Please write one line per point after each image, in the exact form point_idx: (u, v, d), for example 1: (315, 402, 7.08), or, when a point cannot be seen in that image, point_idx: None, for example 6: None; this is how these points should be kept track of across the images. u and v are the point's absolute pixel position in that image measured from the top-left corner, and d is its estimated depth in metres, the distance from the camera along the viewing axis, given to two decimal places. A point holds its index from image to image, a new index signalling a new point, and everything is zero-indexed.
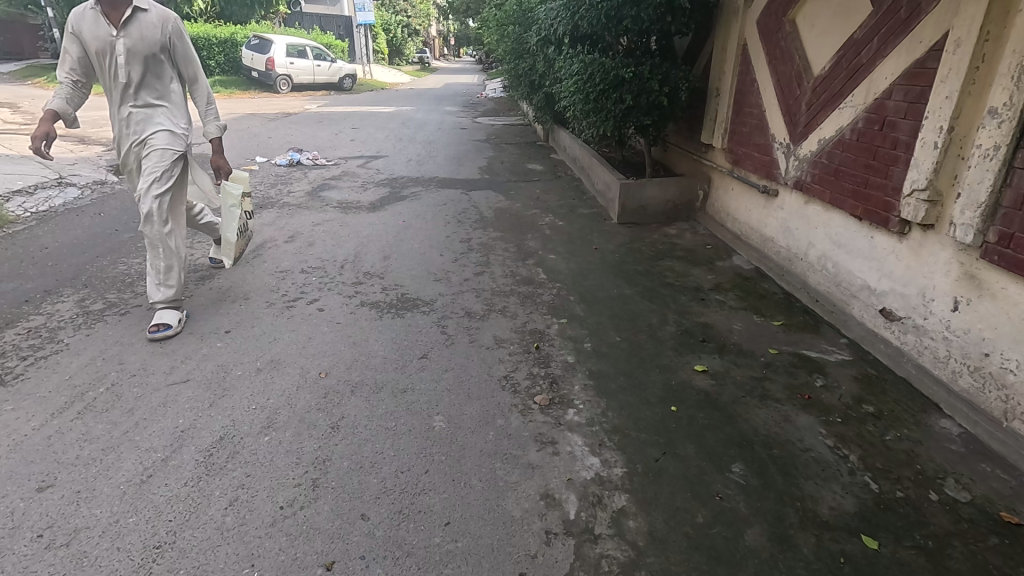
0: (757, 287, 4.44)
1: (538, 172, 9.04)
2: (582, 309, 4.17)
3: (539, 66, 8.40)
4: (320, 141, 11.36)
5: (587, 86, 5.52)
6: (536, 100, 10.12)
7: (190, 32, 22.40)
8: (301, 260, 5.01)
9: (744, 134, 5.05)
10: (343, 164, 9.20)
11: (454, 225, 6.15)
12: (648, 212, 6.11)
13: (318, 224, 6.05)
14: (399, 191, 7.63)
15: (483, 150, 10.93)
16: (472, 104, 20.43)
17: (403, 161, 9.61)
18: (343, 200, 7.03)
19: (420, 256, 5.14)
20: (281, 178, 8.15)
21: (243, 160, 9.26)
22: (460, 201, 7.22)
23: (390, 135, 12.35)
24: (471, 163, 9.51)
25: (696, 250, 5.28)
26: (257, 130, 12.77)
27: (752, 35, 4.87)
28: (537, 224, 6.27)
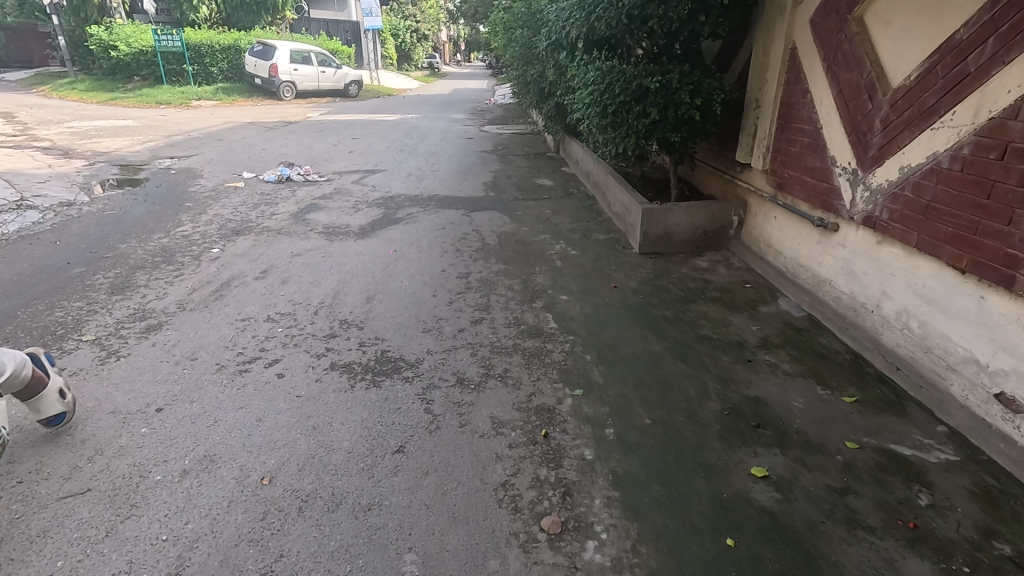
0: (816, 344, 3.63)
1: (548, 188, 8.27)
2: (601, 374, 3.39)
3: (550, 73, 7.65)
4: (316, 153, 10.70)
5: (605, 98, 4.74)
6: (546, 109, 9.35)
7: (193, 39, 21.98)
8: (269, 303, 4.28)
9: (793, 153, 4.25)
10: (336, 179, 8.51)
11: (451, 255, 5.40)
12: (674, 241, 5.31)
13: (297, 254, 5.34)
14: (394, 211, 6.91)
15: (489, 162, 10.19)
16: (480, 112, 19.79)
17: (402, 176, 8.90)
18: (330, 224, 6.32)
19: (409, 298, 4.39)
20: (267, 196, 7.47)
21: (229, 175, 8.60)
22: (460, 224, 6.47)
23: (392, 146, 11.69)
24: (475, 178, 8.78)
25: (733, 290, 4.48)
26: (252, 141, 12.16)
27: (804, 36, 4.08)
28: (546, 254, 5.50)
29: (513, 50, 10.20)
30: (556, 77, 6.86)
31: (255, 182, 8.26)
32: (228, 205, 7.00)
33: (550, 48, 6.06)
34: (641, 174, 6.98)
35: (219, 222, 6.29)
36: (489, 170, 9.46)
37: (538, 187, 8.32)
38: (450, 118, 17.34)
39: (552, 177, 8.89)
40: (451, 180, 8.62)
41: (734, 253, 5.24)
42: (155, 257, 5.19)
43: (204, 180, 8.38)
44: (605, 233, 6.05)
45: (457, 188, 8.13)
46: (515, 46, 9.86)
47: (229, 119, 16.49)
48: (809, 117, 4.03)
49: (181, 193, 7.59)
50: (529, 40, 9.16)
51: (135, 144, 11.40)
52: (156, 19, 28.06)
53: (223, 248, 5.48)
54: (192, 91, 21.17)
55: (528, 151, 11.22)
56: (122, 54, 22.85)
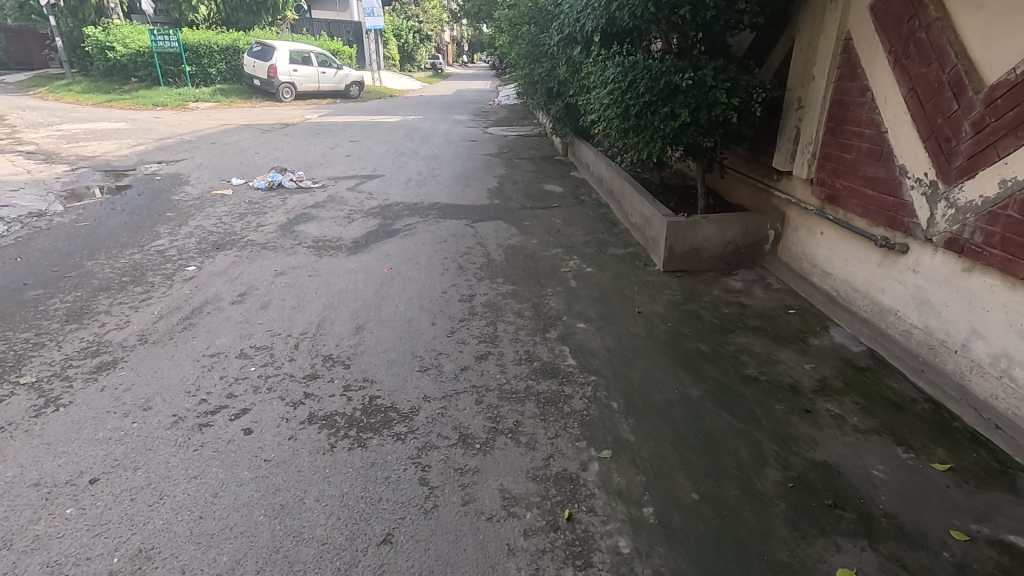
0: (885, 388, 3.06)
1: (557, 195, 7.69)
2: (631, 429, 2.82)
3: (560, 71, 7.10)
4: (311, 157, 10.15)
5: (627, 98, 4.19)
6: (555, 109, 8.76)
7: (190, 39, 21.51)
8: (244, 334, 3.73)
9: (846, 161, 3.68)
10: (331, 186, 7.97)
11: (453, 273, 4.85)
12: (702, 258, 4.75)
13: (281, 272, 4.79)
14: (391, 222, 6.36)
15: (494, 166, 9.62)
16: (484, 113, 19.28)
17: (401, 182, 8.36)
18: (322, 236, 5.77)
19: (404, 327, 3.84)
20: (255, 205, 6.93)
21: (217, 182, 8.06)
22: (464, 236, 5.91)
23: (391, 149, 11.16)
24: (479, 184, 8.22)
25: (775, 317, 3.92)
26: (246, 144, 11.65)
27: (863, 26, 3.50)
28: (558, 271, 4.94)
29: (519, 48, 9.62)
30: (569, 77, 6.31)
31: (244, 189, 7.72)
32: (211, 215, 6.46)
33: (563, 43, 5.50)
34: (659, 182, 6.41)
35: (200, 235, 5.75)
36: (494, 175, 8.90)
37: (546, 193, 7.76)
38: (453, 119, 16.79)
39: (562, 183, 8.33)
40: (454, 187, 8.07)
41: (770, 271, 4.67)
42: (122, 276, 4.65)
43: (190, 187, 7.84)
44: (623, 246, 5.49)
45: (460, 195, 7.57)
46: (522, 43, 9.28)
47: (224, 121, 15.97)
48: (869, 119, 3.47)
49: (163, 202, 7.05)
50: (537, 36, 8.58)
51: (123, 148, 10.90)
52: (155, 19, 27.60)
53: (200, 265, 4.94)
54: (189, 93, 20.69)
55: (534, 155, 10.65)
56: (119, 55, 22.39)
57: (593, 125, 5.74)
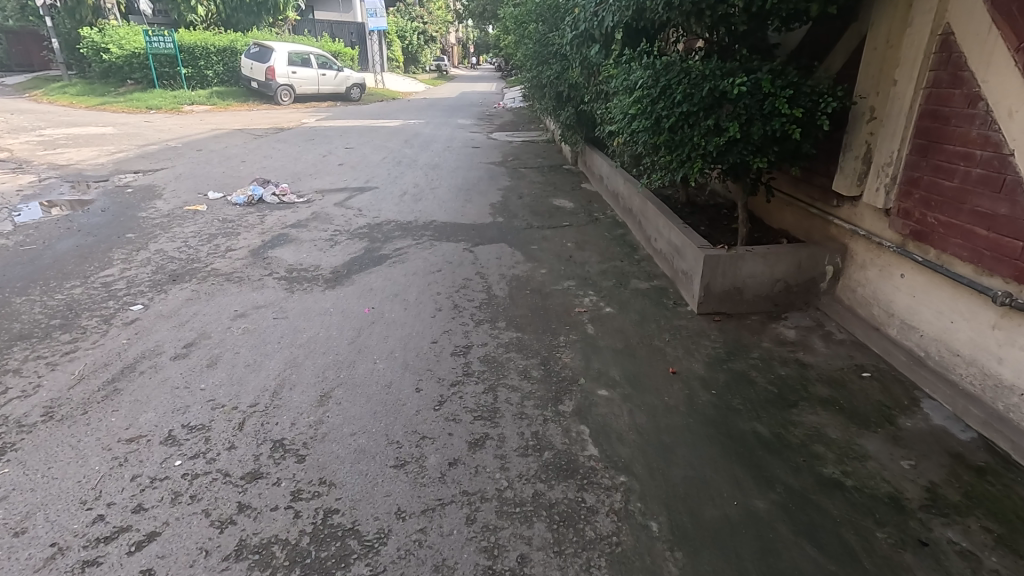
0: (1021, 505, 2.26)
1: (567, 211, 6.91)
2: (680, 571, 2.04)
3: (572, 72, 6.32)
4: (300, 166, 9.41)
5: (659, 107, 3.40)
6: (564, 115, 7.98)
7: (186, 40, 20.90)
8: (180, 405, 2.97)
9: (945, 189, 2.89)
10: (317, 200, 7.22)
11: (447, 314, 4.08)
12: (744, 297, 3.95)
13: (242, 313, 4.03)
14: (379, 245, 5.59)
15: (497, 177, 8.84)
16: (489, 115, 18.54)
17: (395, 195, 7.60)
18: (296, 264, 5.00)
19: (381, 396, 3.06)
20: (228, 223, 6.19)
21: (193, 195, 7.33)
22: (461, 263, 5.13)
23: (388, 157, 10.42)
24: (481, 199, 7.45)
25: (847, 383, 3.11)
26: (234, 151, 10.94)
27: (972, 16, 2.71)
28: (572, 312, 4.16)
29: (526, 49, 8.87)
30: (583, 82, 5.56)
31: (220, 204, 6.98)
32: (177, 237, 5.72)
33: (578, 43, 4.72)
34: (686, 200, 5.62)
35: (157, 263, 5.00)
36: (497, 188, 8.13)
37: (555, 210, 6.97)
38: (455, 124, 16.04)
39: (572, 197, 7.55)
40: (453, 201, 7.30)
41: (828, 315, 3.87)
42: (51, 318, 3.90)
43: (162, 201, 7.11)
44: (646, 279, 4.70)
45: (458, 212, 6.80)
46: (529, 43, 8.51)
47: (217, 126, 15.29)
48: (982, 136, 2.67)
49: (127, 219, 6.32)
50: (546, 34, 7.83)
51: (102, 155, 10.21)
52: (153, 20, 27.02)
53: (148, 302, 4.19)
54: (185, 96, 20.05)
55: (541, 164, 9.87)
56: (113, 57, 21.81)
57: (611, 136, 4.96)
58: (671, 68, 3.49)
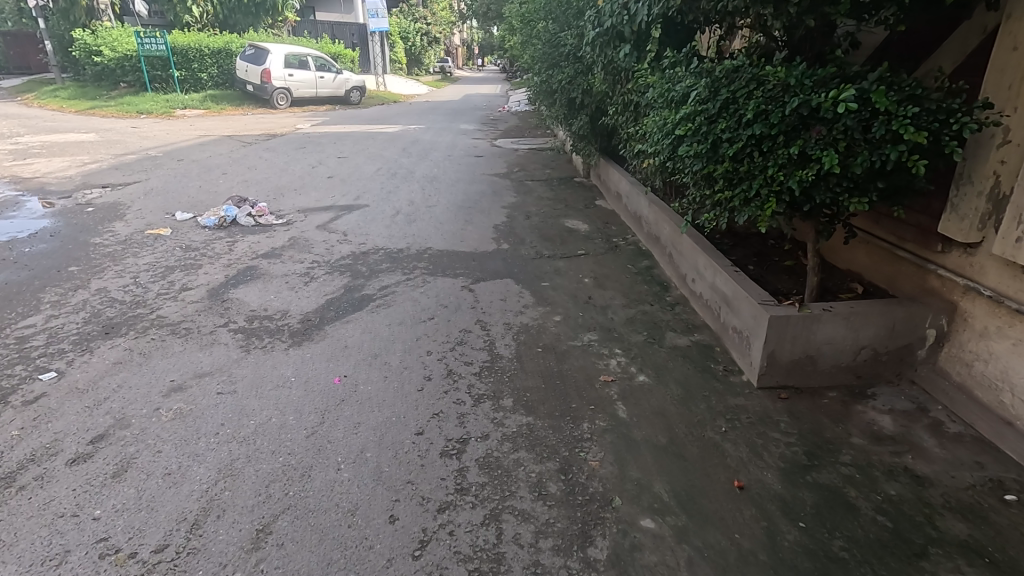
0: None
1: (581, 235, 6.05)
2: None
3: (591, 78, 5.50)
4: (286, 179, 8.58)
5: (720, 130, 2.58)
6: (577, 124, 7.13)
7: (180, 42, 20.15)
8: (57, 550, 2.12)
9: None
10: (298, 222, 6.37)
11: (437, 386, 3.23)
12: (818, 368, 3.09)
13: (179, 384, 3.19)
14: (362, 281, 4.74)
15: (502, 193, 7.98)
16: (493, 120, 17.75)
17: (387, 215, 6.76)
18: (260, 310, 4.16)
19: (341, 531, 2.22)
20: (191, 253, 5.36)
21: (159, 215, 6.51)
22: (458, 306, 4.28)
23: (383, 168, 9.61)
24: (483, 220, 6.60)
25: (987, 515, 2.25)
26: (218, 161, 10.13)
27: None
28: (595, 383, 3.30)
29: (535, 50, 8.03)
30: (607, 90, 4.72)
31: (186, 226, 6.15)
32: (127, 270, 4.89)
33: (604, 43, 3.88)
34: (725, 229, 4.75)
35: (94, 308, 4.17)
36: (502, 206, 7.27)
37: (568, 234, 6.10)
38: (457, 130, 15.19)
39: (585, 218, 6.69)
40: (452, 223, 6.45)
41: (929, 394, 3.00)
42: None
43: (122, 222, 6.28)
44: (683, 332, 3.84)
45: (457, 237, 5.94)
46: (538, 43, 7.67)
47: (206, 132, 14.50)
48: None
49: (77, 247, 5.49)
50: (557, 35, 6.99)
51: (72, 166, 9.38)
52: (148, 21, 26.32)
53: (64, 368, 3.35)
54: (177, 99, 19.30)
55: (550, 177, 9.00)
56: (106, 58, 21.08)
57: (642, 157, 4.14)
58: (735, 77, 2.66)
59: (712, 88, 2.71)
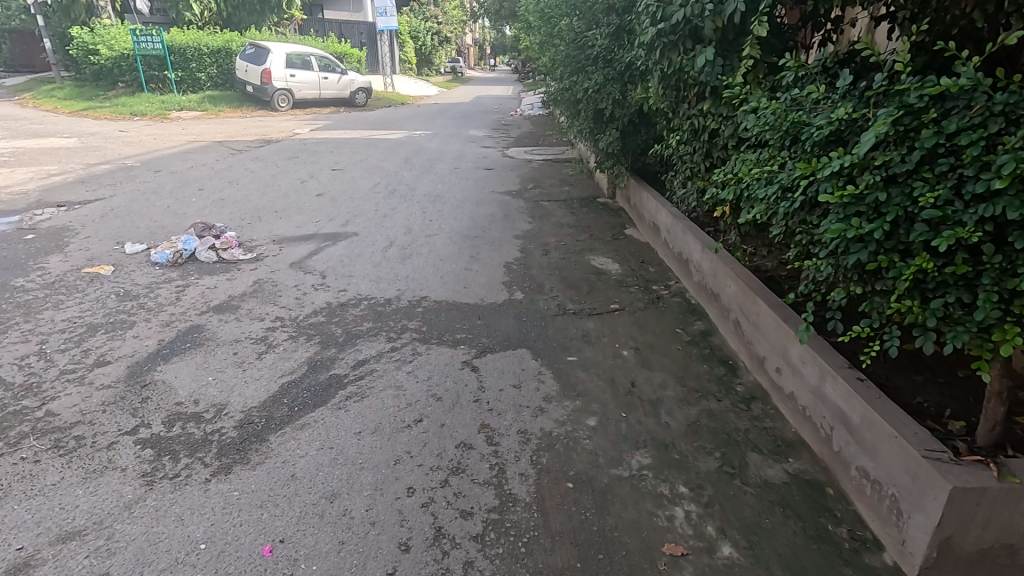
0: None
1: (611, 281, 4.92)
2: None
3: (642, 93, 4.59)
4: (268, 198, 7.52)
5: (929, 196, 1.79)
6: (604, 139, 6.01)
7: (179, 41, 19.27)
8: None
9: None
10: (269, 258, 5.29)
11: (416, 566, 2.12)
12: (1017, 561, 1.96)
13: (25, 560, 2.11)
14: (332, 353, 3.64)
15: (514, 218, 6.86)
16: (505, 124, 16.72)
17: (378, 248, 5.67)
18: (187, 403, 3.07)
19: None
20: (127, 303, 4.29)
21: (107, 247, 5.47)
22: (456, 399, 3.16)
23: (381, 183, 8.56)
24: (492, 256, 5.48)
25: None
26: (199, 173, 9.11)
27: None
28: (657, 559, 2.17)
29: (553, 57, 7.01)
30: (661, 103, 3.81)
31: (134, 263, 5.09)
32: (36, 332, 3.83)
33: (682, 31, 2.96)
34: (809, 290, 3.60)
35: None
36: (514, 236, 6.15)
37: (595, 279, 4.96)
38: (466, 136, 14.10)
39: (614, 256, 5.56)
40: (453, 260, 5.34)
41: None
42: None
43: (60, 256, 5.24)
44: (773, 456, 2.70)
45: (460, 281, 4.85)
46: (556, 48, 6.66)
47: (197, 137, 13.52)
48: None
49: None
50: (580, 33, 5.95)
51: (33, 179, 8.38)
52: (150, 19, 25.61)
53: None
54: (174, 101, 18.40)
55: (570, 197, 7.87)
56: (103, 58, 20.25)
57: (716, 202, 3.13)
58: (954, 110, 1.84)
59: (907, 136, 1.94)
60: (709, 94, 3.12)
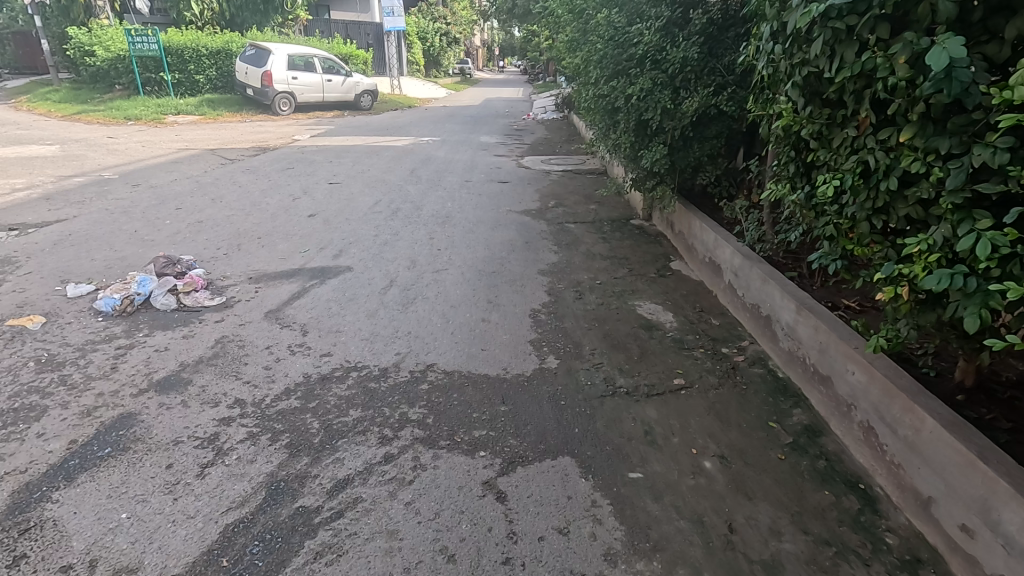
0: None
1: (667, 341, 3.87)
2: None
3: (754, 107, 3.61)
4: (252, 220, 6.55)
5: None
6: (647, 156, 4.96)
7: (177, 41, 18.44)
8: None
9: None
10: (240, 304, 4.30)
11: None
12: None
13: None
14: (302, 466, 2.63)
15: (537, 247, 5.84)
16: (518, 130, 15.73)
17: (375, 289, 4.67)
18: (78, 570, 2.07)
19: None
20: (46, 375, 3.31)
21: (45, 288, 4.50)
22: (475, 561, 2.14)
23: (384, 200, 7.59)
24: (514, 302, 4.46)
25: None
26: (180, 188, 8.16)
27: None
28: None
29: (581, 65, 6.04)
30: (801, 115, 2.81)
31: (72, 312, 4.11)
32: None
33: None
34: (972, 384, 2.55)
35: None
36: (539, 272, 5.13)
37: (646, 338, 3.92)
38: (477, 143, 13.14)
39: (664, 302, 4.52)
40: (467, 308, 4.33)
41: None
42: None
43: None
44: None
45: (477, 339, 3.85)
46: (582, 53, 5.68)
47: (189, 144, 12.62)
48: None
49: None
50: (618, 27, 4.95)
51: None
52: (151, 20, 24.93)
53: None
54: (170, 105, 17.56)
55: (598, 218, 6.85)
56: (99, 59, 19.48)
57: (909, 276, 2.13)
58: None
59: None
60: (917, 116, 2.10)
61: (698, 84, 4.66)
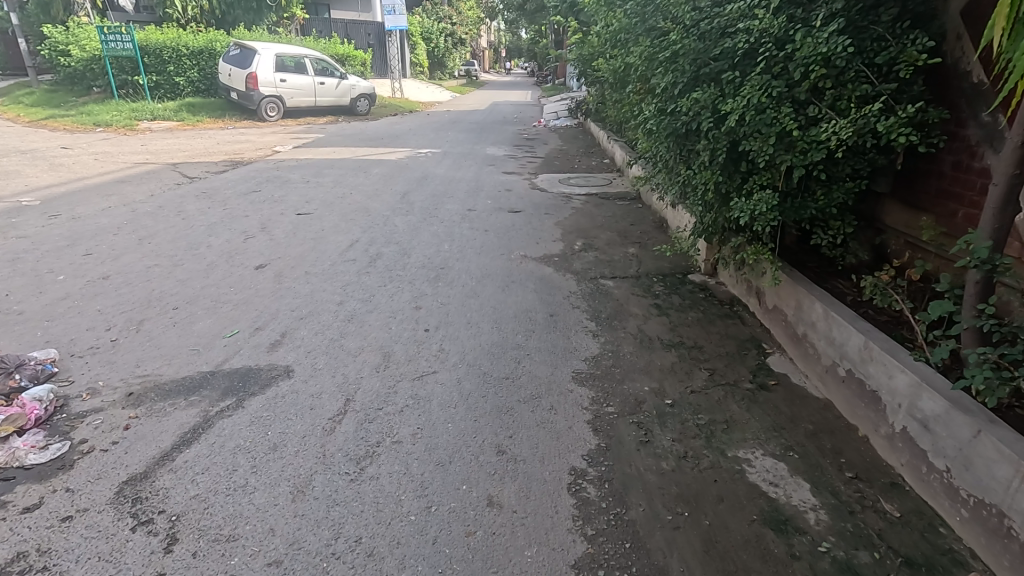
0: None
1: (826, 570, 2.12)
2: None
3: None
4: (177, 275, 4.84)
5: None
6: (744, 204, 3.22)
7: (156, 39, 16.85)
8: None
9: None
10: (85, 463, 2.58)
11: None
12: None
13: None
14: None
15: (566, 324, 4.10)
16: (530, 139, 14.07)
17: (319, 421, 2.94)
18: None
19: None
20: None
21: None
22: None
23: (364, 239, 5.90)
24: (540, 456, 2.72)
25: None
26: (108, 219, 6.48)
27: None
28: None
29: (632, 72, 4.33)
30: None
31: None
32: None
33: None
34: None
35: None
36: (574, 381, 3.38)
37: (784, 560, 2.17)
38: (484, 156, 11.47)
39: (784, 452, 2.77)
40: (462, 472, 2.60)
41: None
42: None
43: None
44: None
45: (478, 563, 2.13)
46: (635, 53, 3.97)
47: (151, 156, 10.98)
48: None
49: None
50: (705, 11, 3.26)
51: None
52: (135, 18, 23.45)
53: None
54: (146, 110, 15.96)
55: (644, 272, 5.13)
56: (73, 60, 17.94)
57: None
58: None
59: None
60: None
61: (837, 96, 2.93)
